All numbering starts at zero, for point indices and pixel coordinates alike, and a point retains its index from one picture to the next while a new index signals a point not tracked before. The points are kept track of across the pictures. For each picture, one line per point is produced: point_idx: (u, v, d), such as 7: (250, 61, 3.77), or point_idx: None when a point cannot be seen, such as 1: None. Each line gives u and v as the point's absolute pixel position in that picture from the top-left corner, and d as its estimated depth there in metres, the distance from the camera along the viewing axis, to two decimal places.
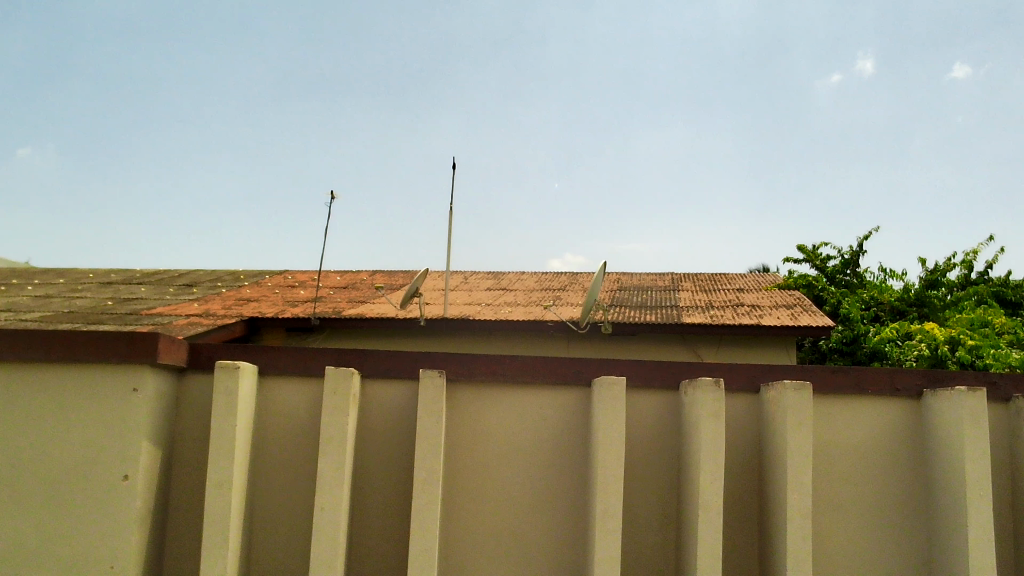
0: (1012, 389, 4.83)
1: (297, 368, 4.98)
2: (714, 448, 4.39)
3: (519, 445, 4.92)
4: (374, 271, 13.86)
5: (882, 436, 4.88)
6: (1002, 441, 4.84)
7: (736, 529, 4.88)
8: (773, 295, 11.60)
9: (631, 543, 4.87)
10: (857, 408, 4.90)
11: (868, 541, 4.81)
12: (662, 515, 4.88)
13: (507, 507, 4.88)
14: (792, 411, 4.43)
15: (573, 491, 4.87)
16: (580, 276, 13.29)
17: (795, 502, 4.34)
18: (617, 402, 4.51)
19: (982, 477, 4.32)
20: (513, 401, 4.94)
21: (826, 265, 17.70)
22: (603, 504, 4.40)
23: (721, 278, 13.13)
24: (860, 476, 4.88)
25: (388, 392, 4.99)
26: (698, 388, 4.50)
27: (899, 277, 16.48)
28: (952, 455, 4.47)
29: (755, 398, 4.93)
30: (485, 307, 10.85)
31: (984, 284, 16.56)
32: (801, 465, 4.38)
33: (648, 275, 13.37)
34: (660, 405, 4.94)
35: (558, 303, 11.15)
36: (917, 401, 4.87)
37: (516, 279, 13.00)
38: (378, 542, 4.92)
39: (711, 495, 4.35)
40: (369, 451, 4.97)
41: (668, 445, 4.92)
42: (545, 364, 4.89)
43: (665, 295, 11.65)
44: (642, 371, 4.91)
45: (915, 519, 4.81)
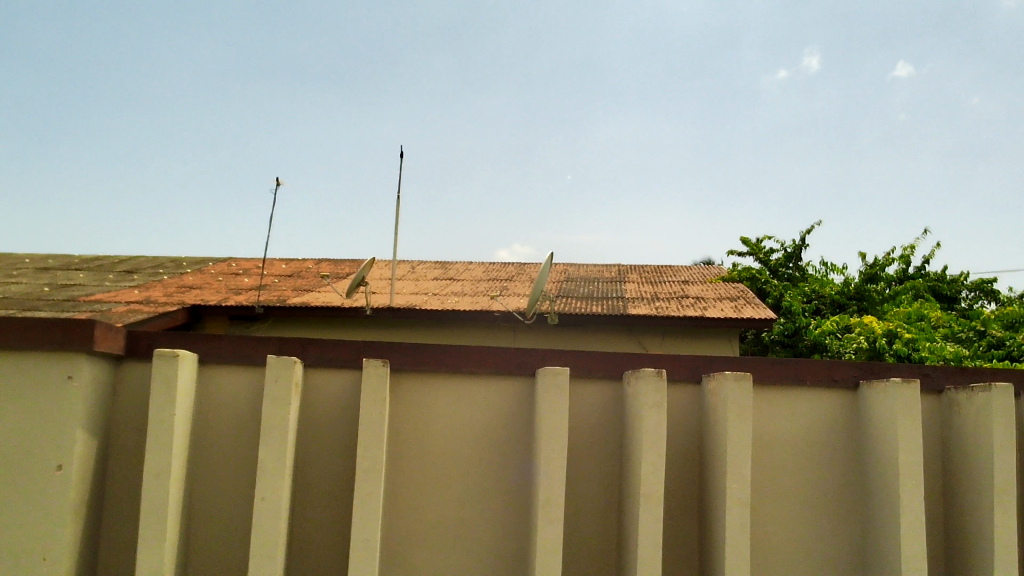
0: (944, 381, 4.96)
1: (238, 357, 4.91)
2: (656, 438, 4.43)
3: (463, 435, 4.92)
4: (319, 259, 13.71)
5: (820, 429, 4.98)
6: (933, 432, 4.96)
7: (676, 519, 4.95)
8: (718, 287, 11.74)
9: (573, 532, 4.91)
10: (796, 400, 4.99)
11: (803, 533, 4.90)
12: (605, 505, 4.92)
13: (451, 495, 4.88)
14: (732, 401, 4.48)
15: (516, 482, 4.88)
16: (528, 266, 13.31)
17: (734, 491, 4.40)
18: (561, 392, 4.52)
19: (915, 465, 4.42)
20: (456, 390, 4.94)
21: (770, 258, 17.98)
22: (545, 493, 4.41)
23: (667, 270, 13.25)
24: (798, 465, 4.96)
25: (331, 382, 4.94)
26: (641, 378, 4.53)
27: (839, 271, 16.83)
28: (887, 447, 4.57)
29: (697, 389, 4.99)
30: (432, 297, 10.81)
31: (921, 279, 16.98)
32: (741, 454, 4.44)
33: (595, 266, 13.44)
34: (604, 396, 4.97)
35: (506, 294, 11.15)
36: (853, 392, 4.98)
37: (464, 269, 12.97)
38: (319, 533, 4.88)
39: (652, 484, 4.39)
40: (310, 442, 4.93)
41: (611, 436, 4.96)
42: (489, 354, 4.89)
43: (611, 287, 11.72)
44: (585, 361, 4.94)
45: (850, 511, 4.91)
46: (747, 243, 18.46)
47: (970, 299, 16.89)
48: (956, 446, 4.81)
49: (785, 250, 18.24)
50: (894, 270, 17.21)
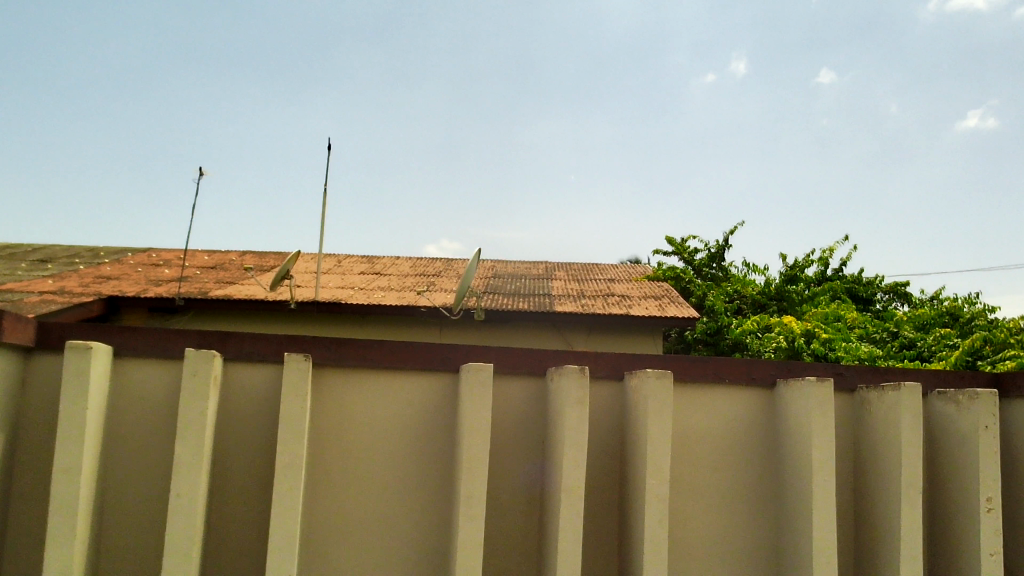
0: (856, 380, 5.11)
1: (154, 350, 4.79)
2: (577, 433, 4.46)
3: (384, 430, 4.89)
4: (243, 251, 13.46)
5: (737, 425, 5.08)
6: (846, 429, 5.11)
7: (596, 514, 5.00)
8: (643, 285, 11.90)
9: (494, 527, 4.92)
10: (714, 398, 5.08)
11: (720, 526, 5.00)
12: (526, 500, 4.95)
13: (371, 491, 4.84)
14: (653, 398, 4.53)
15: (438, 477, 4.87)
16: (455, 262, 13.28)
17: (654, 487, 4.46)
18: (484, 387, 4.52)
19: (827, 461, 4.54)
20: (379, 386, 4.90)
21: (694, 258, 18.28)
22: (467, 489, 4.41)
23: (593, 268, 13.36)
24: (715, 462, 5.05)
25: (251, 376, 4.86)
26: (564, 375, 4.56)
27: (761, 271, 17.22)
28: (801, 444, 4.68)
29: (619, 386, 5.05)
30: (358, 291, 10.72)
31: (838, 280, 17.46)
32: (661, 451, 4.50)
33: (523, 263, 13.48)
34: (527, 393, 5.00)
35: (432, 289, 11.13)
36: (770, 391, 5.09)
37: (391, 263, 12.88)
38: (236, 530, 4.80)
39: (573, 479, 4.43)
40: (229, 437, 4.84)
41: (533, 431, 4.98)
42: (412, 350, 4.87)
43: (538, 284, 11.77)
44: (510, 358, 4.95)
45: (764, 506, 5.03)
46: (672, 243, 18.73)
47: (885, 301, 17.42)
48: (867, 443, 4.95)
49: (709, 251, 18.57)
50: (814, 272, 17.64)
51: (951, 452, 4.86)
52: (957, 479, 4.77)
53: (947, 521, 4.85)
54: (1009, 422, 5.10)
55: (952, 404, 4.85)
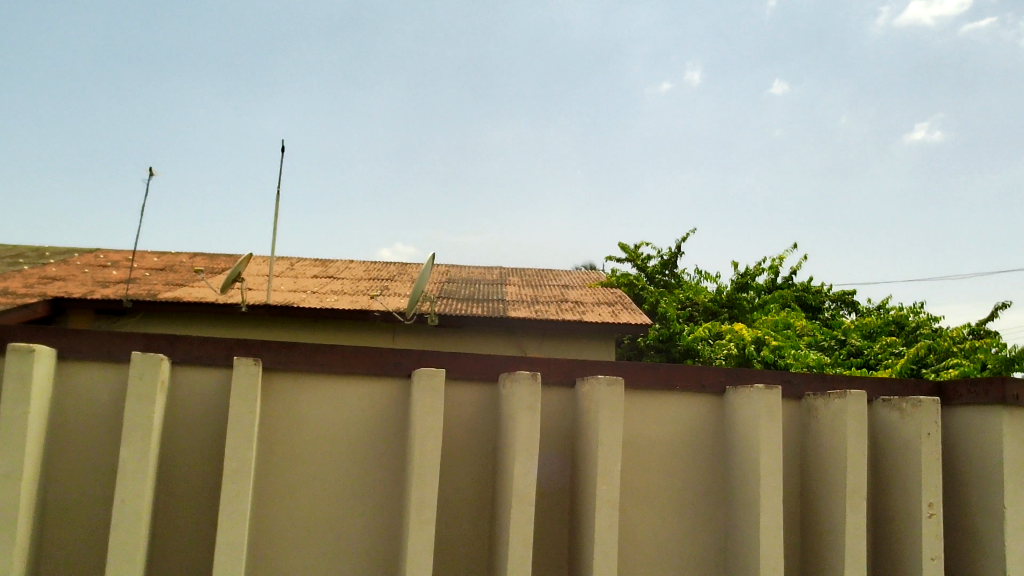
0: (803, 388, 5.19)
1: (101, 353, 4.70)
2: (528, 439, 4.46)
3: (335, 435, 4.85)
4: (193, 253, 13.26)
5: (687, 431, 5.12)
6: (793, 436, 5.19)
7: (547, 521, 5.01)
8: (596, 291, 11.97)
9: (445, 534, 4.90)
10: (665, 404, 5.12)
11: (670, 529, 5.04)
12: (477, 506, 4.95)
13: (321, 497, 4.80)
14: (605, 404, 4.55)
15: (389, 481, 4.85)
16: (409, 266, 13.23)
17: (604, 493, 4.48)
18: (436, 393, 4.51)
19: (774, 467, 4.61)
20: (330, 391, 4.86)
21: (647, 265, 18.42)
22: (418, 495, 4.39)
23: (547, 274, 13.41)
24: (665, 468, 5.09)
25: (199, 380, 4.79)
26: (516, 381, 4.56)
27: (712, 279, 17.41)
28: (750, 449, 4.74)
29: (571, 392, 5.07)
30: (310, 295, 10.64)
31: (788, 288, 17.72)
32: (611, 457, 4.52)
33: (477, 268, 13.48)
34: (479, 399, 4.99)
35: (386, 293, 11.07)
36: (720, 398, 5.15)
37: (344, 267, 12.79)
38: (182, 535, 4.72)
39: (525, 484, 4.43)
40: (175, 441, 4.77)
41: (484, 437, 4.98)
42: (364, 354, 4.86)
43: (492, 289, 11.78)
44: (462, 363, 4.95)
45: (712, 511, 5.08)
46: (625, 250, 18.88)
47: (833, 309, 17.72)
48: (813, 449, 5.03)
49: (661, 258, 18.72)
50: (764, 280, 17.89)
51: (895, 459, 4.95)
52: (900, 486, 4.87)
53: (890, 527, 4.94)
54: (951, 430, 5.22)
55: (896, 411, 4.94)
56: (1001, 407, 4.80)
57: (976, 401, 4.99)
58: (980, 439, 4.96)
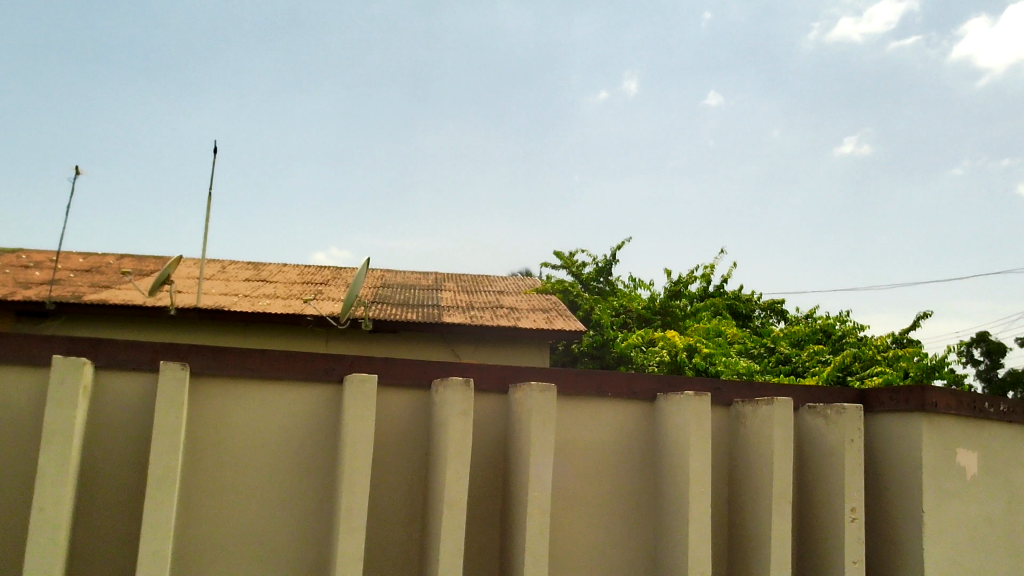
0: (732, 395, 5.29)
1: (22, 357, 4.57)
2: (461, 445, 4.45)
3: (265, 440, 4.78)
4: (120, 254, 12.96)
5: (618, 437, 5.17)
6: (722, 442, 5.27)
7: (479, 527, 5.00)
8: (531, 298, 12.01)
9: (375, 541, 4.85)
10: (597, 411, 5.16)
11: (601, 533, 5.07)
12: (408, 513, 4.92)
13: (250, 504, 4.72)
14: (538, 411, 4.57)
15: (319, 487, 4.81)
16: (343, 270, 13.12)
17: (535, 500, 4.49)
18: (368, 399, 4.48)
19: (704, 473, 4.67)
20: (261, 396, 4.79)
21: (581, 272, 18.56)
22: (348, 500, 4.34)
23: (482, 280, 13.42)
24: (596, 474, 5.13)
25: (124, 385, 4.67)
26: (449, 387, 4.55)
27: (646, 286, 17.61)
28: (679, 455, 4.80)
29: (504, 398, 5.08)
30: (242, 298, 10.48)
31: (719, 296, 18.02)
32: (542, 463, 4.53)
33: (412, 273, 13.43)
34: (412, 405, 4.97)
35: (320, 297, 10.97)
36: (650, 404, 5.22)
37: (277, 271, 12.63)
38: (104, 543, 4.59)
39: (457, 490, 4.42)
40: (98, 447, 4.65)
41: (416, 443, 4.96)
42: (296, 359, 4.81)
43: (427, 294, 11.75)
44: (395, 369, 4.93)
45: (641, 516, 5.14)
46: (560, 257, 18.98)
47: (762, 317, 18.07)
48: (741, 455, 5.13)
49: (596, 265, 18.88)
50: (696, 288, 18.16)
51: (819, 464, 5.06)
52: (824, 491, 4.98)
53: (814, 531, 5.05)
54: (873, 436, 5.37)
55: (821, 418, 5.06)
56: (920, 413, 4.96)
57: (896, 409, 5.14)
58: (899, 445, 5.11)
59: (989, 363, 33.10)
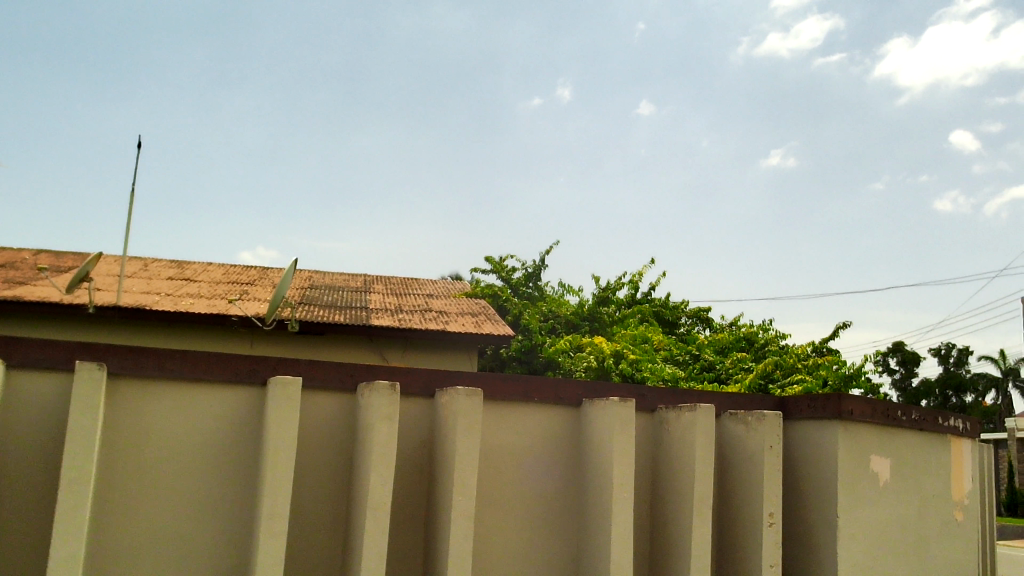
0: (656, 401, 5.37)
1: None
2: (385, 448, 4.42)
3: (186, 441, 4.68)
4: (36, 250, 12.55)
5: (544, 440, 5.20)
6: (645, 446, 5.34)
7: (402, 531, 4.97)
8: (461, 302, 11.99)
9: (296, 543, 4.79)
10: (523, 415, 5.18)
11: (527, 535, 5.10)
12: (331, 514, 4.87)
13: (169, 504, 4.62)
14: (463, 415, 4.56)
15: (241, 488, 4.73)
16: (270, 271, 12.93)
17: (459, 504, 4.48)
18: (291, 401, 4.42)
19: (627, 479, 4.72)
20: (183, 397, 4.69)
21: (511, 277, 18.61)
22: (269, 504, 4.27)
23: (411, 283, 13.36)
24: (522, 478, 5.14)
25: (38, 385, 4.53)
26: (375, 390, 4.51)
27: (575, 292, 17.77)
28: (604, 459, 4.84)
29: (430, 402, 5.06)
30: (164, 297, 10.26)
31: (647, 303, 18.27)
32: (468, 466, 4.52)
33: (340, 274, 13.30)
34: (337, 408, 4.92)
35: (245, 298, 10.79)
36: (575, 409, 5.26)
37: (201, 270, 12.38)
38: (12, 546, 4.44)
39: (380, 493, 4.38)
40: (9, 448, 4.49)
41: (341, 446, 4.92)
42: (219, 360, 4.73)
43: (355, 296, 11.65)
44: (320, 371, 4.88)
45: (565, 520, 5.18)
46: (490, 262, 19.00)
47: (688, 325, 18.38)
48: (663, 458, 5.21)
49: (526, 270, 18.96)
50: (624, 294, 18.39)
51: (739, 470, 5.16)
52: (743, 495, 5.08)
53: (733, 534, 5.15)
54: (791, 443, 5.49)
55: (741, 424, 5.16)
56: (837, 421, 5.10)
57: (814, 416, 5.28)
58: (816, 452, 5.25)
59: (904, 372, 34.21)
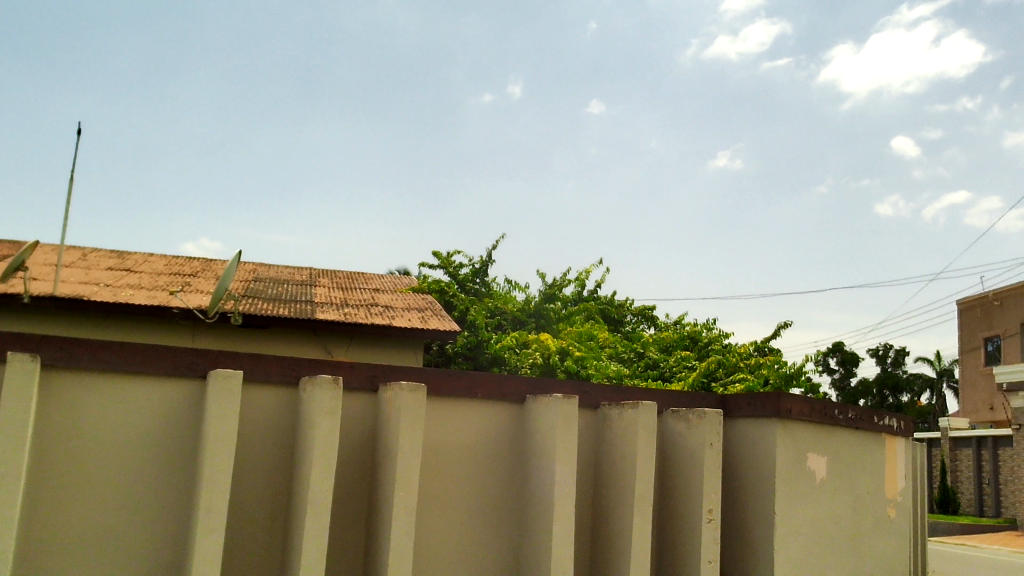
0: (599, 398, 5.41)
1: None
2: (327, 444, 4.38)
3: (122, 435, 4.59)
4: None
5: (488, 437, 5.20)
6: (589, 443, 5.38)
7: (342, 528, 4.94)
8: (407, 297, 11.93)
9: (236, 539, 4.73)
10: (467, 412, 5.17)
11: (469, 532, 5.10)
12: (270, 510, 4.82)
13: (104, 498, 4.53)
14: (406, 411, 4.54)
15: (178, 485, 4.66)
16: (214, 262, 12.74)
17: (401, 500, 4.46)
18: (232, 395, 4.36)
19: (569, 475, 4.74)
20: (119, 389, 4.60)
21: (458, 272, 18.59)
22: (206, 501, 4.21)
23: (358, 277, 13.26)
24: (465, 475, 5.14)
25: None
26: (317, 384, 4.47)
27: (521, 289, 17.80)
28: (546, 456, 4.86)
29: (373, 397, 5.04)
30: (104, 287, 10.06)
31: (594, 300, 18.39)
32: (410, 462, 4.50)
33: (286, 267, 13.15)
34: (279, 402, 4.87)
35: (187, 289, 10.63)
36: (519, 406, 5.28)
37: (143, 260, 12.15)
38: None
39: (320, 490, 4.34)
40: None
41: (281, 441, 4.86)
42: (157, 352, 4.65)
43: (301, 290, 11.53)
44: (262, 364, 4.82)
45: (508, 516, 5.20)
46: (438, 257, 18.95)
47: (634, 323, 18.57)
48: (605, 455, 5.24)
49: (474, 266, 18.95)
50: (571, 292, 18.50)
51: (679, 467, 5.22)
52: (683, 492, 5.14)
53: (673, 533, 5.21)
54: (731, 441, 5.57)
55: (683, 422, 5.22)
56: (776, 419, 5.19)
57: (753, 415, 5.36)
58: (756, 449, 5.32)
59: (843, 372, 34.90)
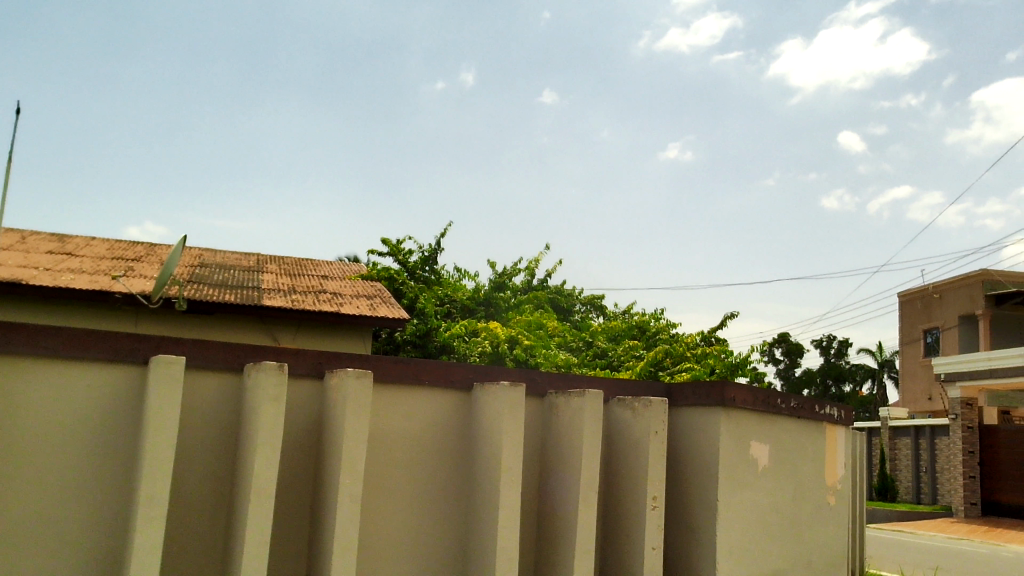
0: (546, 386, 5.44)
1: None
2: (271, 431, 4.33)
3: (60, 421, 4.49)
4: None
5: (434, 423, 5.20)
6: (535, 430, 5.40)
7: (287, 515, 4.90)
8: (356, 284, 11.85)
9: (178, 527, 4.67)
10: (414, 398, 5.16)
11: (415, 518, 5.10)
12: (213, 498, 4.77)
13: (42, 487, 4.43)
14: (351, 397, 4.51)
15: (119, 472, 4.59)
16: (158, 247, 12.51)
17: (346, 487, 4.43)
18: (174, 382, 4.29)
19: (516, 461, 4.76)
20: (58, 375, 4.50)
21: (408, 260, 18.50)
22: (147, 491, 4.14)
23: (306, 264, 13.13)
24: (412, 461, 5.13)
25: None
26: (262, 370, 4.42)
27: (471, 277, 17.78)
28: (493, 442, 4.87)
29: (319, 384, 5.00)
30: (43, 271, 9.83)
31: (543, 289, 18.46)
32: (355, 449, 4.48)
33: (232, 253, 12.97)
34: (222, 388, 4.81)
35: (130, 274, 10.43)
36: (466, 393, 5.28)
37: (85, 244, 11.89)
38: None
39: (264, 477, 4.30)
40: None
41: (224, 428, 4.81)
42: (98, 337, 4.55)
43: (247, 276, 11.38)
44: (206, 351, 4.75)
45: (454, 502, 5.20)
46: (387, 244, 18.85)
47: (582, 312, 18.69)
48: (551, 442, 5.27)
49: (423, 253, 18.86)
50: (520, 280, 18.54)
51: (624, 454, 5.27)
52: (628, 479, 5.19)
53: (617, 519, 5.27)
54: (676, 428, 5.63)
55: (628, 410, 5.26)
56: (720, 408, 5.25)
57: (698, 403, 5.43)
58: (700, 437, 5.39)
59: (788, 362, 35.50)
